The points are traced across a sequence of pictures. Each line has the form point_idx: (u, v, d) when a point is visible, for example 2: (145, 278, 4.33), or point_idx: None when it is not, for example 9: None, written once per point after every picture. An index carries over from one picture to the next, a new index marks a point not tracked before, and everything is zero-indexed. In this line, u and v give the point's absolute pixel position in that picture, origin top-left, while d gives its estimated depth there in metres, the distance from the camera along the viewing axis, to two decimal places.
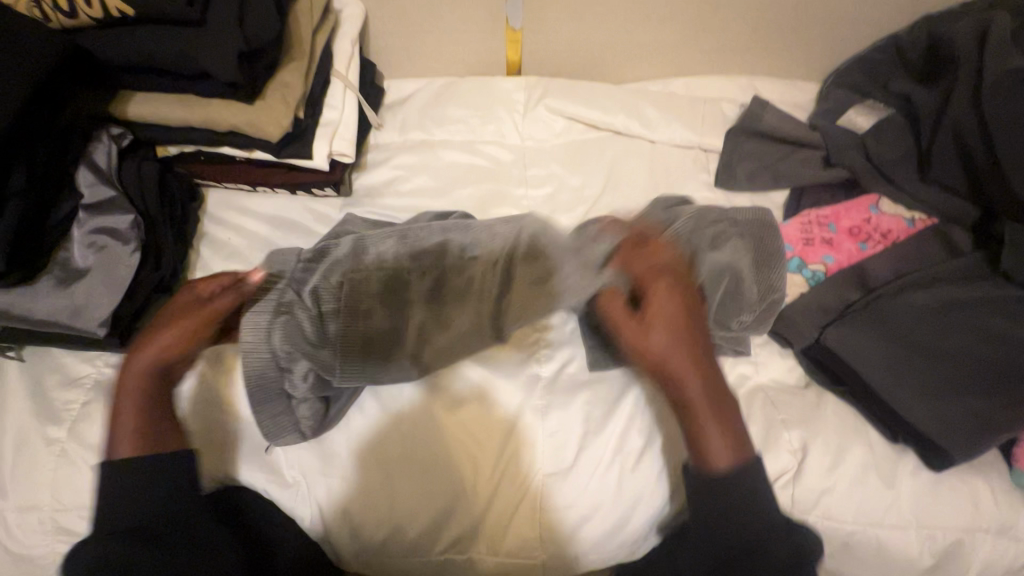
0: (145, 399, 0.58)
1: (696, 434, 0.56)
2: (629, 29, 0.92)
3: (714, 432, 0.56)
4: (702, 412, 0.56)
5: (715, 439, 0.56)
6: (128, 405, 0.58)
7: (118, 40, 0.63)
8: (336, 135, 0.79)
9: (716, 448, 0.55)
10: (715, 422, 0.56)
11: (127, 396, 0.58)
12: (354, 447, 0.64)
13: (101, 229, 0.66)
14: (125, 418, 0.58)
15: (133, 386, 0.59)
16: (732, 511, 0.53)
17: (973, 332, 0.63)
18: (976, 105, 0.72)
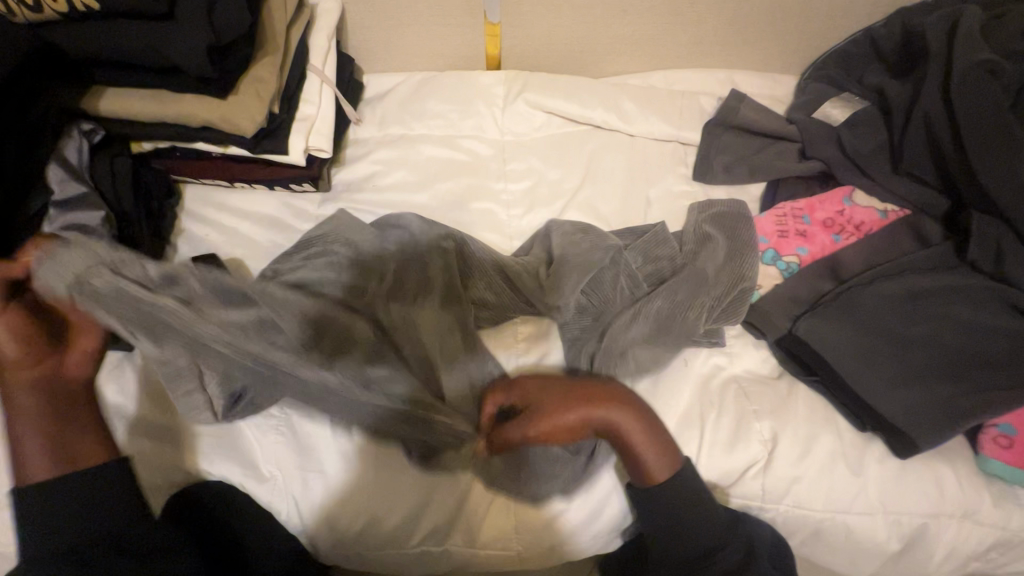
0: (47, 412, 0.53)
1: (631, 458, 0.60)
2: (607, 23, 0.92)
3: (650, 449, 0.59)
4: (627, 441, 0.60)
5: (651, 456, 0.59)
6: (28, 421, 0.52)
7: (86, 35, 0.63)
8: (312, 130, 0.78)
9: (653, 463, 0.59)
10: (643, 445, 0.59)
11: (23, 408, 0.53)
12: (346, 443, 0.63)
13: (71, 225, 0.65)
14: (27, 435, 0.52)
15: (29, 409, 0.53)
16: (677, 519, 0.58)
17: (941, 321, 0.64)
18: (945, 98, 0.73)
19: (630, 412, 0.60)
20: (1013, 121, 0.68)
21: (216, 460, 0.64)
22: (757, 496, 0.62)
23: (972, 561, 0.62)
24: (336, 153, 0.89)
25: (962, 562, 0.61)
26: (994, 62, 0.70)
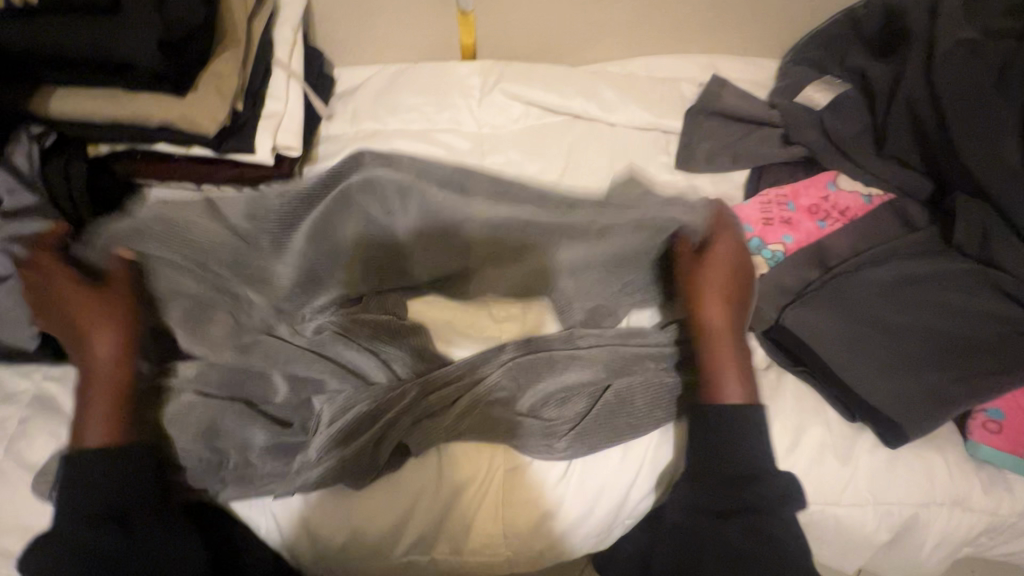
0: (111, 389, 0.57)
1: (713, 372, 0.61)
2: (585, 10, 0.89)
3: (728, 375, 0.61)
4: (721, 354, 0.61)
5: (728, 382, 0.60)
6: (95, 394, 0.57)
7: (28, 31, 0.58)
8: (279, 128, 0.75)
9: (725, 389, 0.60)
10: (730, 363, 0.61)
11: (97, 377, 0.57)
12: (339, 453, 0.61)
13: (23, 237, 0.62)
14: (91, 410, 0.56)
15: (106, 383, 0.57)
16: (726, 443, 0.57)
17: (928, 306, 0.63)
18: (927, 78, 0.72)
19: (725, 328, 0.62)
20: (996, 101, 0.67)
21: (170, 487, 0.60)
22: None
23: (964, 546, 0.61)
24: (308, 151, 0.86)
25: (954, 549, 0.61)
26: (977, 41, 0.69)
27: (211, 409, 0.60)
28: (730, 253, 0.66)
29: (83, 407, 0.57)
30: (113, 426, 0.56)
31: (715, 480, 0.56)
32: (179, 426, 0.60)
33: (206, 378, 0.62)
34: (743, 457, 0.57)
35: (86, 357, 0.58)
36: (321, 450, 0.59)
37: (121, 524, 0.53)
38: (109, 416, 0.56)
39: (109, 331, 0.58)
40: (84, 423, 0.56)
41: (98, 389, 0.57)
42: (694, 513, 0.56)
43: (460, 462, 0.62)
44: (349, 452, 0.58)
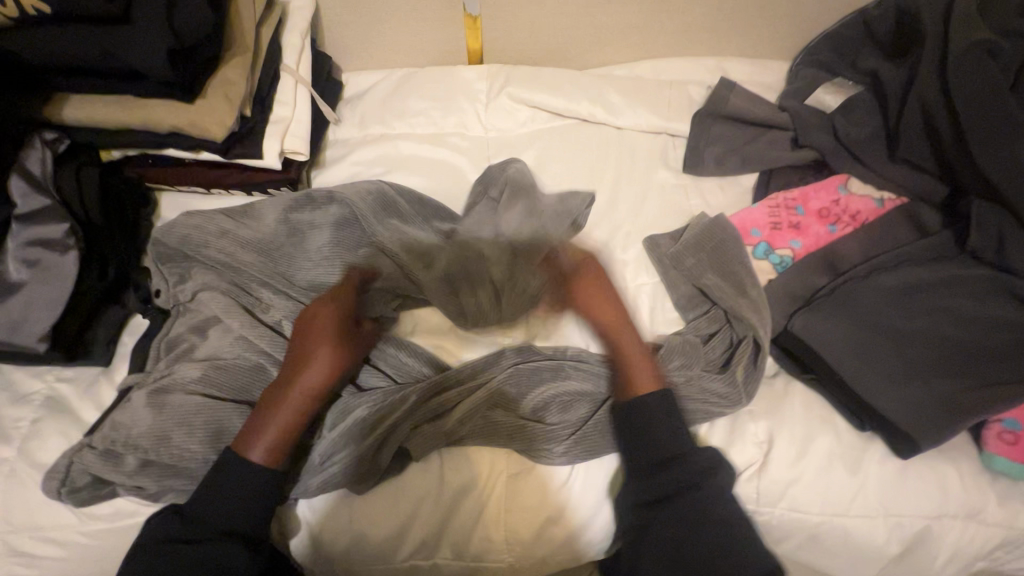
0: (302, 405, 0.59)
1: (625, 360, 0.64)
2: (591, 13, 0.89)
3: (637, 366, 0.63)
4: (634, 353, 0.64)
5: (637, 370, 0.63)
6: (280, 408, 0.59)
7: (44, 38, 0.59)
8: (287, 134, 0.76)
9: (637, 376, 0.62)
10: (637, 356, 0.64)
11: (297, 389, 0.60)
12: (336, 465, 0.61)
13: (35, 241, 0.63)
14: (268, 422, 0.58)
15: (298, 397, 0.59)
16: (659, 426, 0.58)
17: (942, 313, 0.62)
18: (942, 80, 0.70)
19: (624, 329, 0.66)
20: (1012, 103, 0.65)
21: (171, 493, 0.60)
22: (752, 501, 0.59)
23: (977, 561, 0.59)
24: (316, 155, 0.86)
25: (967, 563, 0.59)
26: (993, 42, 0.67)
27: (225, 414, 0.61)
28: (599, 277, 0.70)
29: (263, 416, 0.59)
30: (281, 442, 0.58)
31: (650, 465, 0.57)
32: (187, 428, 0.60)
33: (211, 381, 0.62)
34: (658, 435, 0.58)
35: (298, 369, 0.60)
36: (326, 454, 0.60)
37: (244, 541, 0.55)
38: (279, 433, 0.58)
39: (334, 350, 0.61)
40: (257, 430, 0.58)
41: (290, 399, 0.59)
42: (646, 494, 0.57)
43: (467, 465, 0.62)
44: (351, 453, 0.59)
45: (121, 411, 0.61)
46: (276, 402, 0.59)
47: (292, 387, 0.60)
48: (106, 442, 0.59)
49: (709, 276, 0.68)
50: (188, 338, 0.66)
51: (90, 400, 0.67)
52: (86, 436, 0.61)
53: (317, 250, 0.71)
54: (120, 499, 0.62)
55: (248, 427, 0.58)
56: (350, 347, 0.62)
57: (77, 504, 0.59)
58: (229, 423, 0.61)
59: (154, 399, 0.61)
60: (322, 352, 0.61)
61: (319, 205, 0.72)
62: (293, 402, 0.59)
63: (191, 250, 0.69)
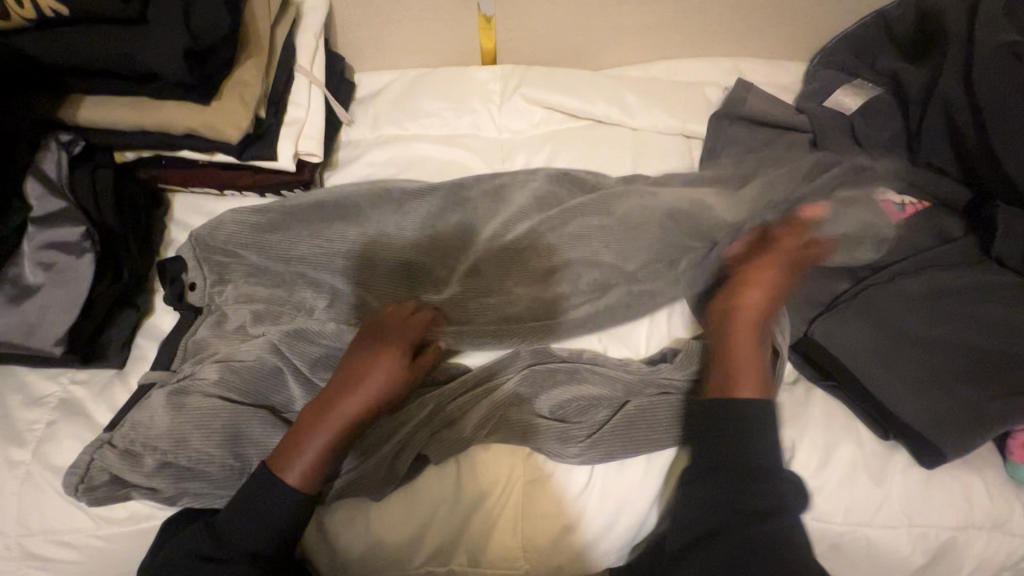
0: (347, 427, 0.58)
1: (730, 368, 0.60)
2: (606, 13, 0.88)
3: (746, 372, 0.60)
4: (738, 358, 0.61)
5: (746, 378, 0.59)
6: (325, 427, 0.58)
7: (60, 40, 0.59)
8: (301, 135, 0.75)
9: (743, 385, 0.59)
10: (747, 356, 0.61)
11: (348, 409, 0.58)
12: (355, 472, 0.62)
13: (51, 244, 0.63)
14: (311, 440, 0.57)
15: (347, 419, 0.58)
16: (742, 439, 0.56)
17: (966, 320, 0.61)
18: (966, 83, 0.69)
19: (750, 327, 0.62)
20: None
21: (189, 495, 0.60)
22: None
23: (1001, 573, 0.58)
24: (328, 156, 0.86)
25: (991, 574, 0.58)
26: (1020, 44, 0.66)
27: (241, 419, 0.61)
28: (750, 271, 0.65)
29: (308, 433, 0.57)
30: (317, 469, 0.57)
31: (733, 477, 0.55)
32: (204, 430, 0.60)
33: (225, 385, 0.62)
34: (749, 447, 0.56)
35: (352, 388, 0.59)
36: (344, 464, 0.61)
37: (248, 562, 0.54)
38: (322, 454, 0.57)
39: (393, 374, 0.60)
40: (300, 447, 0.57)
41: (338, 419, 0.58)
42: (714, 509, 0.55)
43: (483, 471, 0.61)
44: (370, 460, 0.60)
45: (140, 411, 0.61)
46: (325, 420, 0.58)
47: (344, 406, 0.58)
48: (125, 442, 0.59)
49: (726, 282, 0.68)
50: (205, 341, 0.66)
51: (105, 403, 0.67)
52: (103, 434, 0.61)
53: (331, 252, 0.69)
54: (136, 503, 0.61)
55: (292, 440, 0.57)
56: (408, 373, 0.61)
57: (91, 502, 0.59)
58: (246, 426, 0.61)
59: (174, 400, 0.61)
60: (377, 380, 0.59)
61: (334, 207, 0.72)
62: (340, 422, 0.58)
63: (206, 254, 0.69)
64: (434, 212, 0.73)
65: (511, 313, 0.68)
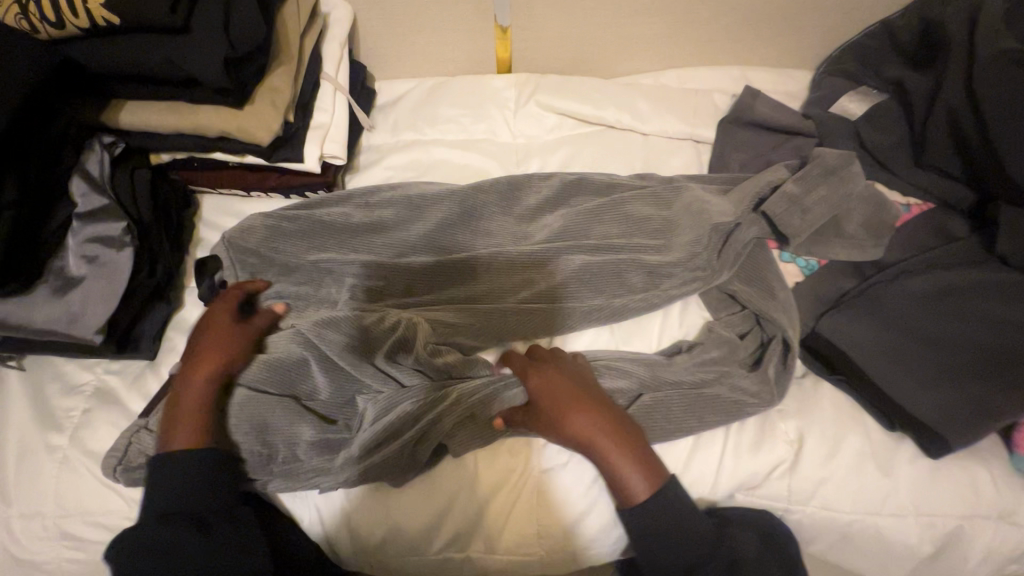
0: (201, 407, 0.60)
1: (612, 473, 0.56)
2: (617, 23, 0.91)
3: (627, 471, 0.55)
4: (615, 462, 0.56)
5: (629, 478, 0.55)
6: (186, 409, 0.60)
7: (109, 48, 0.63)
8: (326, 138, 0.79)
9: (632, 487, 0.55)
10: (625, 460, 0.56)
11: (191, 391, 0.60)
12: None
13: (94, 239, 0.67)
14: (182, 421, 0.59)
15: (194, 400, 0.60)
16: (685, 531, 0.54)
17: (970, 317, 0.63)
18: (967, 87, 0.71)
19: (604, 431, 0.57)
20: None
21: None
22: (782, 500, 0.60)
23: (1010, 565, 0.59)
24: (350, 159, 0.89)
25: (1001, 565, 0.58)
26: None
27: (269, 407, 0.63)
28: (557, 377, 0.60)
29: (171, 420, 0.60)
30: (202, 429, 0.59)
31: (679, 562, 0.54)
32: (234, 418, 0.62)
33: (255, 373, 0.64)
34: (693, 537, 0.54)
35: (183, 374, 0.62)
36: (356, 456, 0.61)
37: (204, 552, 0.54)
38: (191, 432, 0.59)
39: (204, 356, 0.62)
40: (172, 430, 0.59)
41: (188, 400, 0.60)
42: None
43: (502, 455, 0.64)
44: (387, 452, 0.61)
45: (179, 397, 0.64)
46: (176, 407, 0.60)
47: (185, 389, 0.61)
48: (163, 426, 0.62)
49: (737, 283, 0.70)
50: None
51: (137, 391, 0.70)
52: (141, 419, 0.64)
53: (363, 250, 0.74)
54: None
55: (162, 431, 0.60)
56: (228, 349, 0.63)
57: (128, 483, 0.62)
58: (270, 415, 0.63)
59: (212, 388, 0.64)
60: (194, 364, 0.62)
61: (365, 207, 0.76)
62: (187, 405, 0.60)
63: (237, 248, 0.72)
64: (452, 212, 0.75)
65: (529, 313, 0.70)
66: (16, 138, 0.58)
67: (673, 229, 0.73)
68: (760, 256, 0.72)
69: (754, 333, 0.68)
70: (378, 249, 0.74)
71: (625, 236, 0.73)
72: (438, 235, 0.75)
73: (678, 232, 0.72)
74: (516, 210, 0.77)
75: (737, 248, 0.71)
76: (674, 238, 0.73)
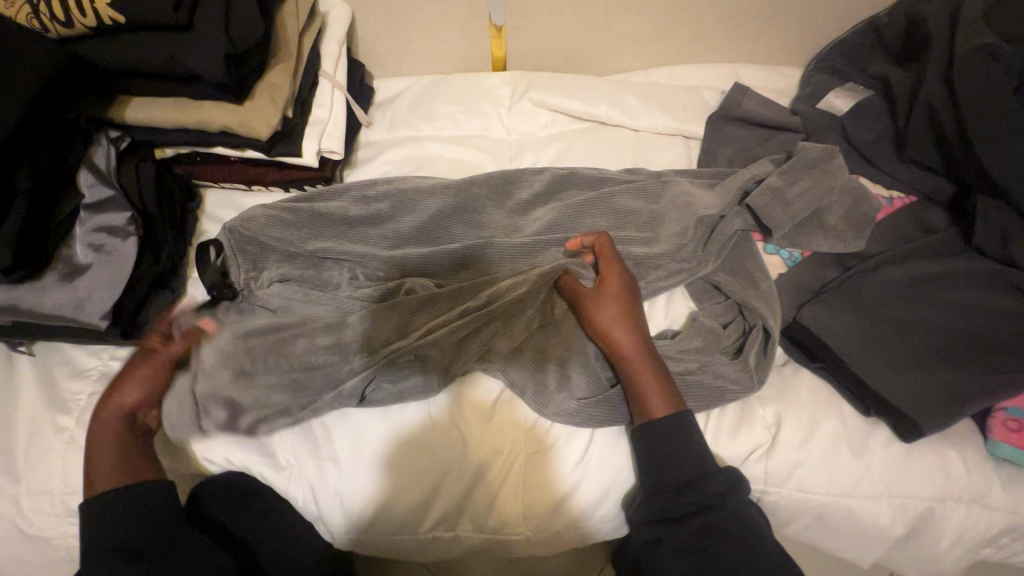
0: (119, 440, 0.63)
1: (636, 387, 0.63)
2: (609, 22, 0.93)
3: (650, 388, 0.62)
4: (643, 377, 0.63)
5: (650, 394, 0.62)
6: (104, 447, 0.62)
7: (115, 46, 0.66)
8: (324, 134, 0.81)
9: (650, 402, 0.62)
10: (652, 378, 0.63)
11: (108, 429, 0.63)
12: (364, 438, 0.67)
13: (100, 228, 0.70)
14: (103, 459, 0.61)
15: (111, 436, 0.63)
16: (672, 456, 0.59)
17: (945, 305, 0.64)
18: (947, 81, 0.73)
19: (641, 346, 0.64)
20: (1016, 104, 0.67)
21: (228, 451, 0.66)
22: (759, 482, 0.61)
23: (982, 547, 0.60)
24: (349, 155, 0.92)
25: (973, 547, 0.60)
26: (997, 46, 0.68)
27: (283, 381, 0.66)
28: (618, 287, 0.67)
29: (94, 459, 0.62)
30: (124, 472, 0.61)
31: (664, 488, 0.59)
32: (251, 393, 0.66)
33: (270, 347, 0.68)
34: (680, 460, 0.59)
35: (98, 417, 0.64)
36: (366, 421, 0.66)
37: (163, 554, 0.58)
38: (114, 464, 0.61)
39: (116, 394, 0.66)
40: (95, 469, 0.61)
41: (105, 439, 0.63)
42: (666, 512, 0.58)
43: (489, 437, 0.66)
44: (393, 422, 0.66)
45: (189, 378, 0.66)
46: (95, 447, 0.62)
47: (100, 429, 0.63)
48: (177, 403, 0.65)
49: (721, 274, 0.72)
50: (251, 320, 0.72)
51: None
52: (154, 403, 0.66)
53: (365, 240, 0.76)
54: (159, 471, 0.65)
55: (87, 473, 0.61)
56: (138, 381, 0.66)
57: None
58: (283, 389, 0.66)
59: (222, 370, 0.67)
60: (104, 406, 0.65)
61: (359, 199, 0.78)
62: (104, 443, 0.62)
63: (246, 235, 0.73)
64: (444, 204, 0.78)
65: None
66: (27, 131, 0.61)
67: (661, 221, 0.75)
68: (744, 248, 0.73)
69: (738, 323, 0.69)
70: (377, 237, 0.77)
71: (613, 227, 0.75)
72: (430, 227, 0.77)
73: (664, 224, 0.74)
74: (508, 203, 0.79)
75: (721, 240, 0.72)
76: (661, 229, 0.74)
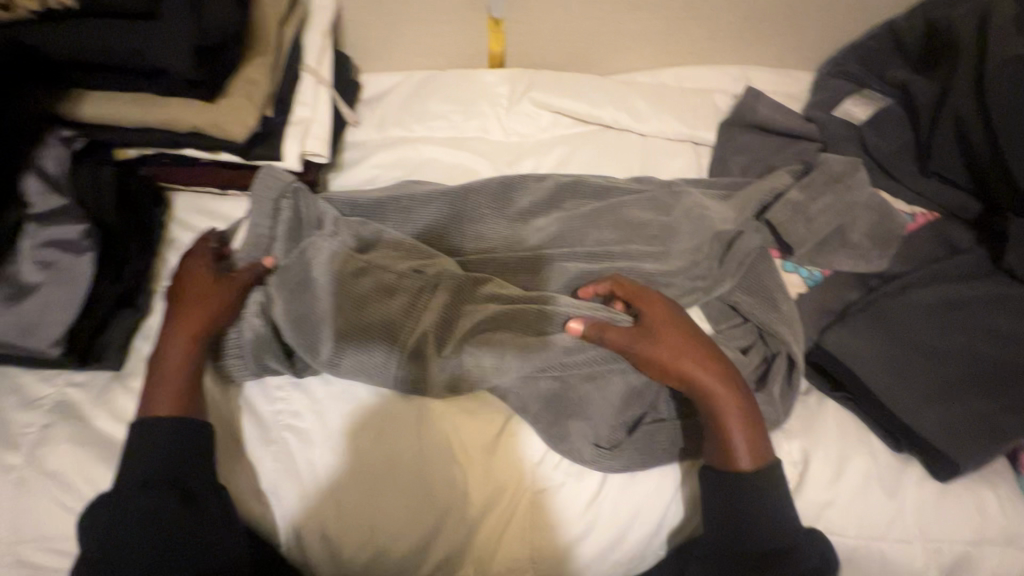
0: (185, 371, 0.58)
1: (723, 436, 0.56)
2: (615, 19, 0.88)
3: (736, 435, 0.56)
4: (729, 423, 0.56)
5: (738, 443, 0.56)
6: (166, 376, 0.58)
7: (65, 34, 0.58)
8: (308, 135, 0.74)
9: (738, 452, 0.56)
10: (739, 423, 0.56)
11: (175, 350, 0.59)
12: (351, 474, 0.61)
13: (52, 243, 0.62)
14: (163, 390, 0.57)
15: (179, 364, 0.58)
16: (751, 516, 0.54)
17: (977, 332, 0.61)
18: (977, 93, 0.69)
19: (722, 390, 0.57)
20: None
21: None
22: None
23: None
24: (333, 158, 0.85)
25: None
26: None
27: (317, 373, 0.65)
28: (672, 325, 0.60)
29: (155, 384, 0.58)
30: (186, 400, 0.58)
31: (748, 555, 0.54)
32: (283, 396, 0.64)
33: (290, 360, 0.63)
34: (761, 523, 0.54)
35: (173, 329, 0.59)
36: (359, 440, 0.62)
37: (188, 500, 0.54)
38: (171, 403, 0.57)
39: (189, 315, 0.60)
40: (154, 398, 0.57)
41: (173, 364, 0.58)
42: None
43: (491, 476, 0.60)
44: (397, 439, 0.62)
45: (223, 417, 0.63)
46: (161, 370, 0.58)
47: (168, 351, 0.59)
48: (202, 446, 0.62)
49: (739, 293, 0.67)
50: (246, 367, 0.63)
51: (102, 407, 0.64)
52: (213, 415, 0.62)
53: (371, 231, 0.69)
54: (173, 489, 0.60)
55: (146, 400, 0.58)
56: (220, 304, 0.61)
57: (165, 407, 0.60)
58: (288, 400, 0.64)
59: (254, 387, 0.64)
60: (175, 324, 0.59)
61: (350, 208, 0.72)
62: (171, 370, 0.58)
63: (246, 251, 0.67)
64: (442, 215, 0.72)
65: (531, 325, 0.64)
66: None
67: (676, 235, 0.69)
68: (763, 266, 0.69)
69: (758, 349, 0.65)
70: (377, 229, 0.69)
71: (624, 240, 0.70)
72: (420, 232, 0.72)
73: (678, 239, 0.69)
74: (509, 211, 0.73)
75: (740, 257, 0.67)
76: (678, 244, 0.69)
